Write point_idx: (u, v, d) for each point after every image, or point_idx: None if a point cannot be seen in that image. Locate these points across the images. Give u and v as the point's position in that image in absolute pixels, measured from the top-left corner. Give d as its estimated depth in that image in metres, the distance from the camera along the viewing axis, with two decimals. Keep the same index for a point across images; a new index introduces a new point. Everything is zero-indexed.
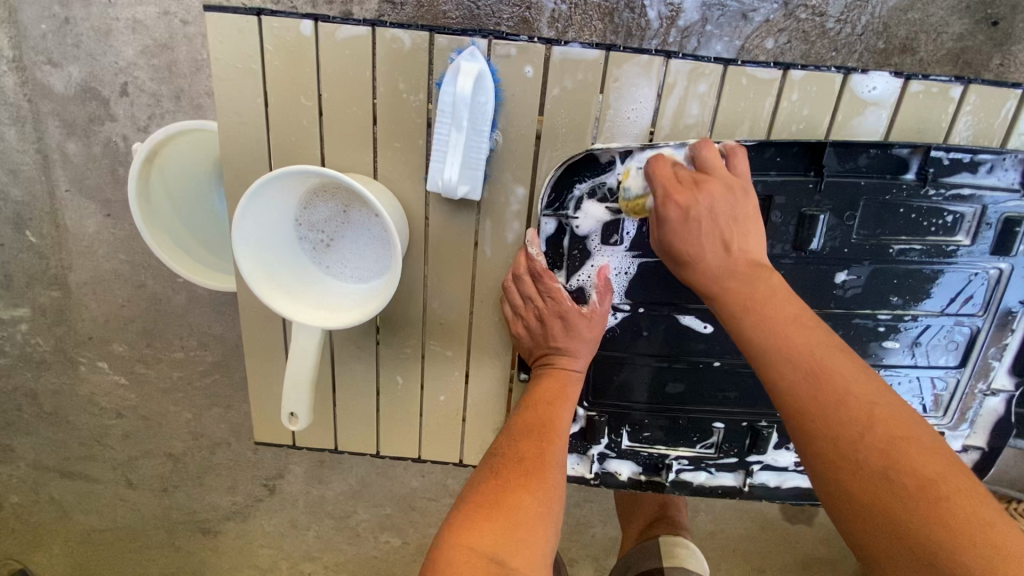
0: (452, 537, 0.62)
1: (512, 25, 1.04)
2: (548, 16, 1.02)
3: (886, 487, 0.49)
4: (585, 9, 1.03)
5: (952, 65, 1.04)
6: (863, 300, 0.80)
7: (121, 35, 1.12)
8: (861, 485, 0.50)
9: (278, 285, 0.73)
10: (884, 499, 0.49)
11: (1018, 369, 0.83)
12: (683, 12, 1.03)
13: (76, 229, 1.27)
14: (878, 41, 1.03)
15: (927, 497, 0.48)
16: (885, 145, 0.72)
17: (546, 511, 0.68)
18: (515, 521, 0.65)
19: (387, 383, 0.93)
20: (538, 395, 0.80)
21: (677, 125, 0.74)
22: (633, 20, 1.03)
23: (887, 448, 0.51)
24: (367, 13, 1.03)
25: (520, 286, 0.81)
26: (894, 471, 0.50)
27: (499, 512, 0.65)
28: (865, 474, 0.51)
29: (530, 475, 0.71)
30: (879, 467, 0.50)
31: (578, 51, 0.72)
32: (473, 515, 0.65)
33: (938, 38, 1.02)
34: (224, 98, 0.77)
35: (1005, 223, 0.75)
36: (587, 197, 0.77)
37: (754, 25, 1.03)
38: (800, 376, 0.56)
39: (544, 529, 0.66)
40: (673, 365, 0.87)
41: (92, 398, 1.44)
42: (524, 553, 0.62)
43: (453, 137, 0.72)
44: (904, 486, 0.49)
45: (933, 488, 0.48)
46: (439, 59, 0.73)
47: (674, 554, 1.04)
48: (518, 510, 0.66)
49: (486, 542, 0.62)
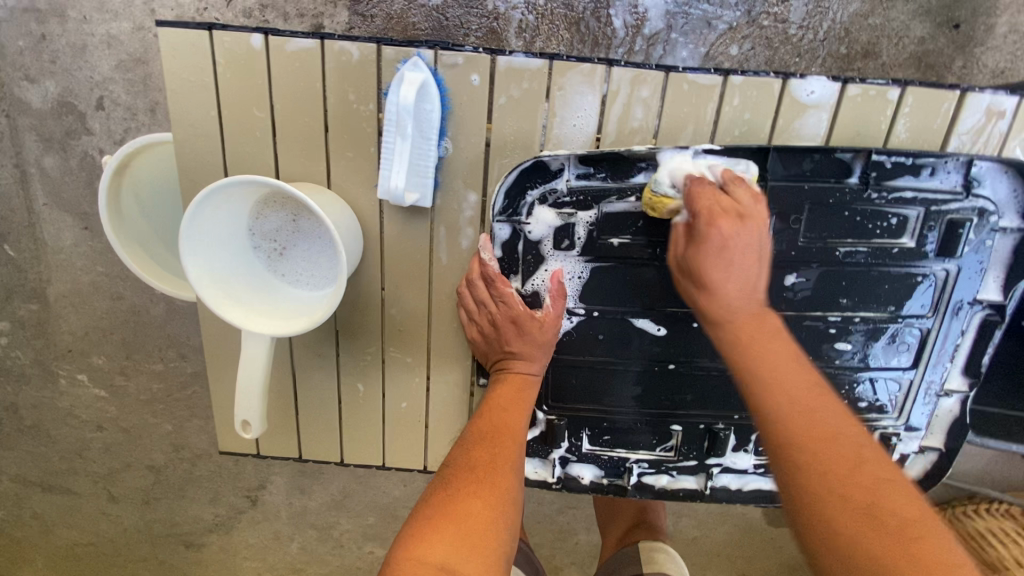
0: (407, 548, 0.63)
1: (480, 36, 1.06)
2: (515, 27, 1.05)
3: (871, 527, 0.54)
4: (551, 19, 1.05)
5: (914, 69, 1.06)
6: (812, 303, 0.80)
7: (96, 51, 1.14)
8: (848, 525, 0.54)
9: (229, 294, 0.73)
10: (868, 541, 0.53)
11: (970, 370, 0.84)
12: (649, 21, 1.05)
13: (54, 242, 1.28)
14: (841, 46, 1.06)
15: (910, 541, 0.52)
16: (827, 150, 0.73)
17: (500, 517, 0.68)
18: (468, 530, 0.65)
19: (349, 390, 0.93)
20: (492, 404, 0.81)
21: (622, 130, 0.76)
22: (599, 29, 1.05)
23: (871, 490, 0.56)
24: (337, 27, 1.05)
25: (474, 290, 0.82)
26: (878, 511, 0.55)
27: (450, 522, 0.65)
28: (853, 517, 0.55)
29: (485, 483, 0.71)
30: (866, 508, 0.55)
31: (522, 60, 0.73)
32: (428, 526, 0.65)
33: (900, 41, 1.04)
34: (180, 110, 0.78)
35: (948, 226, 0.76)
36: (540, 203, 0.78)
37: (719, 32, 1.05)
38: (795, 412, 0.61)
39: (498, 534, 0.67)
40: (631, 369, 0.87)
41: (72, 411, 1.44)
42: (476, 561, 0.63)
43: (397, 145, 0.73)
44: (889, 530, 0.53)
45: (907, 528, 0.53)
46: (387, 70, 0.74)
47: (654, 560, 1.03)
48: (470, 518, 0.66)
49: (439, 553, 0.62)
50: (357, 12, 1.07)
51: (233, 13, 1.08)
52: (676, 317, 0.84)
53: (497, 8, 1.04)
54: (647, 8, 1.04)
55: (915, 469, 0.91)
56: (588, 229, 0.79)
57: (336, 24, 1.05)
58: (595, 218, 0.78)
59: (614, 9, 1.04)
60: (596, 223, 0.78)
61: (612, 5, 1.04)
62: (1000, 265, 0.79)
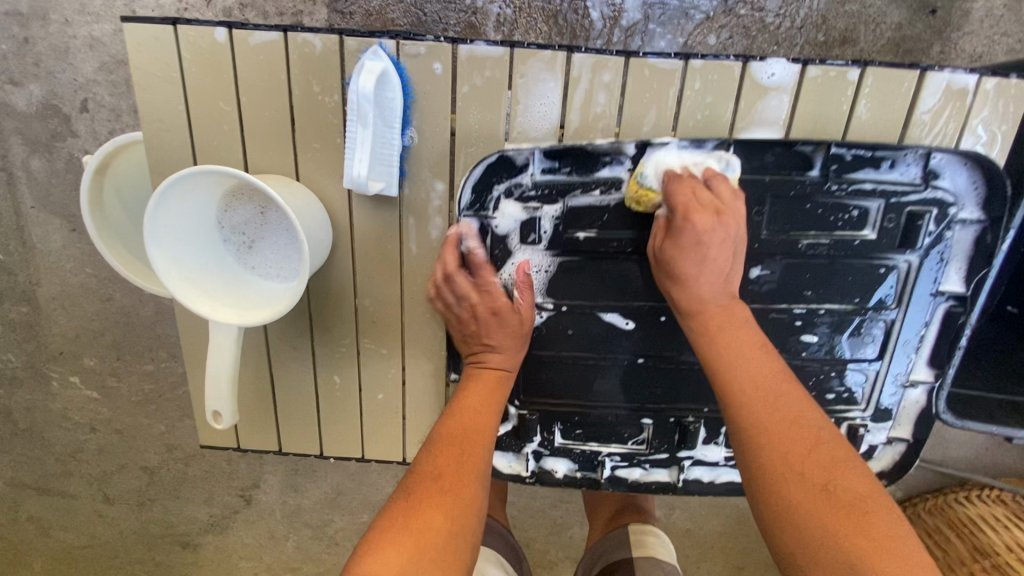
0: (365, 557, 0.61)
1: (458, 30, 1.07)
2: (493, 20, 1.05)
3: (825, 503, 0.58)
4: (529, 12, 1.05)
5: (893, 54, 1.06)
6: (777, 295, 0.80)
7: (79, 53, 1.14)
8: (804, 501, 0.58)
9: (196, 286, 0.74)
10: (820, 516, 0.57)
11: (936, 361, 0.85)
12: (626, 12, 1.05)
13: (43, 245, 1.29)
14: (819, 34, 1.06)
15: (857, 512, 0.56)
16: (789, 142, 0.74)
17: (459, 526, 0.67)
18: (428, 542, 0.64)
19: (326, 383, 0.94)
20: (460, 408, 0.79)
21: (585, 116, 0.76)
22: (577, 21, 1.06)
23: (826, 469, 0.60)
24: (316, 24, 1.06)
25: (455, 282, 0.81)
26: (832, 488, 0.59)
27: (411, 536, 0.63)
28: (808, 493, 0.59)
29: (446, 490, 0.69)
30: (821, 485, 0.59)
31: (483, 48, 0.73)
32: (387, 539, 0.63)
33: (877, 28, 1.04)
34: (149, 106, 0.79)
35: (908, 218, 0.76)
36: (506, 197, 0.79)
37: (696, 22, 1.05)
38: (759, 399, 0.65)
39: (458, 548, 0.65)
40: (599, 363, 0.87)
41: (65, 413, 1.45)
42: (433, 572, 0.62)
43: (360, 133, 0.73)
44: (838, 502, 0.57)
45: (860, 504, 0.57)
46: (351, 61, 0.75)
47: (644, 542, 1.01)
48: (430, 535, 0.64)
49: (395, 563, 0.61)
50: (336, 9, 1.07)
51: (213, 12, 1.09)
52: (643, 311, 0.84)
53: (474, 2, 1.05)
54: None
55: (884, 460, 0.92)
56: (554, 222, 0.79)
57: (315, 21, 1.06)
58: (560, 210, 0.79)
59: (591, 1, 1.05)
60: (562, 216, 0.79)
61: None
62: (962, 256, 0.80)
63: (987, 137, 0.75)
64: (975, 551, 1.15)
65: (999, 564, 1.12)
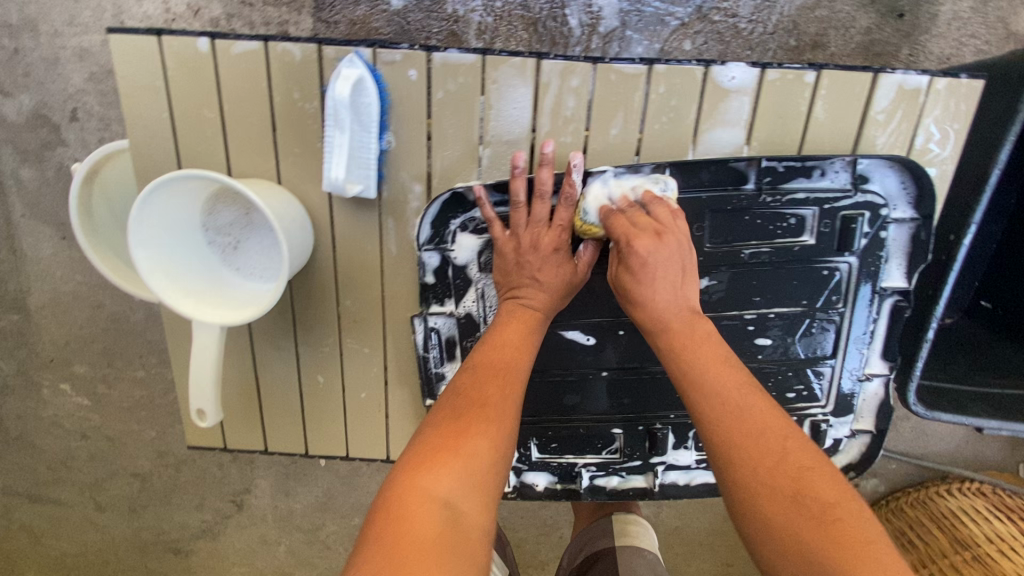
0: (404, 486, 0.60)
1: (441, 38, 1.10)
2: (474, 28, 1.08)
3: (798, 514, 0.56)
4: (509, 20, 1.09)
5: (862, 58, 1.09)
6: (727, 302, 0.84)
7: (68, 63, 1.17)
8: (776, 512, 0.57)
9: (181, 286, 0.76)
10: (794, 526, 0.56)
11: (888, 354, 0.88)
12: (603, 19, 1.09)
13: (33, 252, 1.31)
14: (790, 39, 1.09)
15: (830, 521, 0.55)
16: (722, 160, 0.77)
17: (500, 455, 0.66)
18: (473, 468, 0.63)
19: (309, 382, 0.96)
20: (500, 335, 0.77)
21: (556, 120, 0.79)
22: (556, 28, 1.09)
23: (798, 479, 0.58)
24: (301, 34, 1.09)
25: (540, 203, 0.79)
26: (804, 498, 0.57)
27: (453, 453, 0.63)
28: (780, 504, 0.57)
29: (488, 416, 0.68)
30: (793, 495, 0.57)
31: (456, 55, 0.77)
32: (428, 455, 0.63)
33: (847, 32, 1.08)
34: (134, 115, 0.81)
35: (843, 222, 0.80)
36: (461, 230, 0.84)
37: (672, 28, 1.09)
38: (727, 412, 0.64)
39: (498, 466, 0.65)
40: (565, 379, 0.92)
41: (57, 420, 1.46)
42: (478, 501, 0.61)
43: (337, 138, 0.76)
44: (810, 513, 0.56)
45: (832, 513, 0.56)
46: (329, 68, 0.78)
47: (627, 532, 1.02)
48: (473, 452, 0.64)
49: (444, 488, 0.60)
50: (321, 19, 1.10)
51: (200, 22, 1.12)
52: (602, 326, 0.89)
53: (456, 11, 1.08)
54: (601, 8, 1.08)
55: (852, 452, 0.96)
56: None
57: (301, 31, 1.09)
58: None
59: (570, 9, 1.08)
60: None
61: (567, 5, 1.08)
62: (901, 254, 0.83)
63: (940, 135, 0.79)
64: (957, 541, 1.18)
65: (979, 554, 1.14)
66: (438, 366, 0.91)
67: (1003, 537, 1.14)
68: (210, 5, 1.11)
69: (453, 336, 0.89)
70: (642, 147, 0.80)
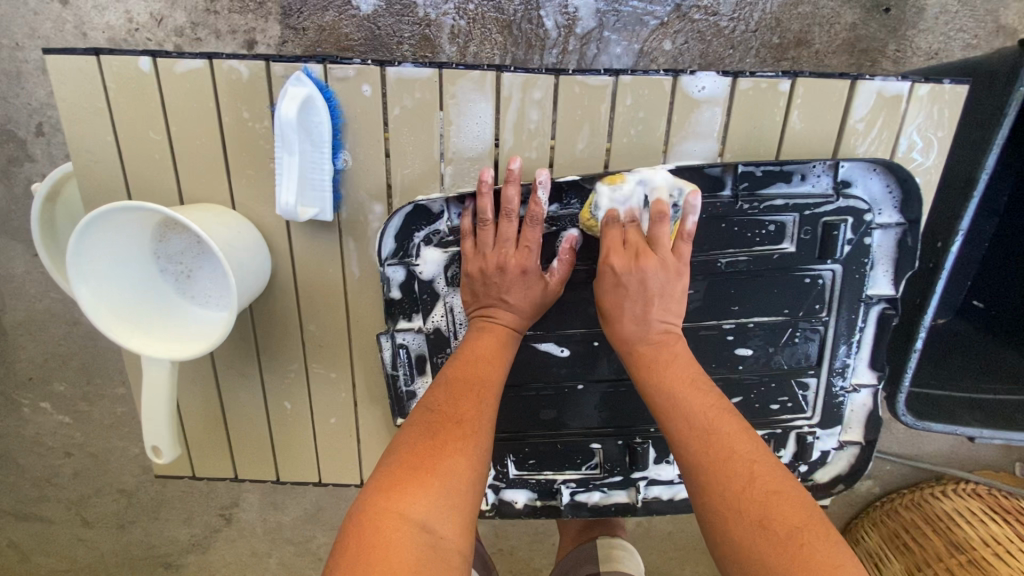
0: (382, 504, 0.57)
1: (412, 45, 1.05)
2: (446, 33, 1.04)
3: (762, 540, 0.54)
4: (482, 23, 1.04)
5: (848, 55, 1.05)
6: (704, 312, 0.81)
7: (31, 77, 1.10)
8: (741, 538, 0.55)
9: (130, 321, 0.74)
10: (759, 552, 0.53)
11: (876, 364, 0.84)
12: (580, 20, 1.04)
13: (5, 271, 1.24)
14: (773, 36, 1.04)
15: (798, 550, 0.52)
16: (696, 166, 0.73)
17: (478, 471, 0.63)
18: (450, 489, 0.60)
19: (276, 409, 0.93)
20: (474, 349, 0.74)
21: (519, 134, 0.75)
22: (531, 30, 1.05)
23: (764, 502, 0.56)
24: (268, 47, 1.06)
25: (505, 224, 0.74)
26: (768, 523, 0.54)
27: (422, 474, 0.60)
28: (746, 529, 0.55)
29: (464, 430, 0.65)
30: (757, 520, 0.55)
31: (411, 70, 0.73)
32: (395, 475, 0.60)
33: (831, 28, 1.04)
34: (81, 137, 0.77)
35: (823, 229, 0.76)
36: (425, 244, 0.79)
37: (651, 28, 1.04)
38: (697, 435, 0.62)
39: (472, 486, 0.62)
40: (542, 393, 0.88)
41: (38, 438, 1.40)
42: (455, 521, 0.59)
43: (287, 160, 0.71)
44: (777, 539, 0.53)
45: (798, 540, 0.53)
46: (279, 87, 0.74)
47: (610, 557, 0.99)
48: (443, 469, 0.61)
49: (419, 509, 0.58)
50: (288, 26, 1.05)
51: (165, 32, 1.06)
52: (576, 339, 0.85)
53: (428, 15, 1.04)
54: (578, 8, 1.03)
55: (840, 464, 0.92)
56: None
57: (268, 42, 1.06)
58: None
59: (545, 10, 1.04)
60: None
61: (542, 6, 1.03)
62: (886, 259, 0.78)
63: (924, 143, 0.75)
64: (952, 546, 1.13)
65: (974, 559, 1.09)
66: (407, 384, 0.87)
67: (998, 540, 1.10)
68: (174, 13, 1.05)
69: (423, 352, 0.85)
70: (610, 162, 0.76)
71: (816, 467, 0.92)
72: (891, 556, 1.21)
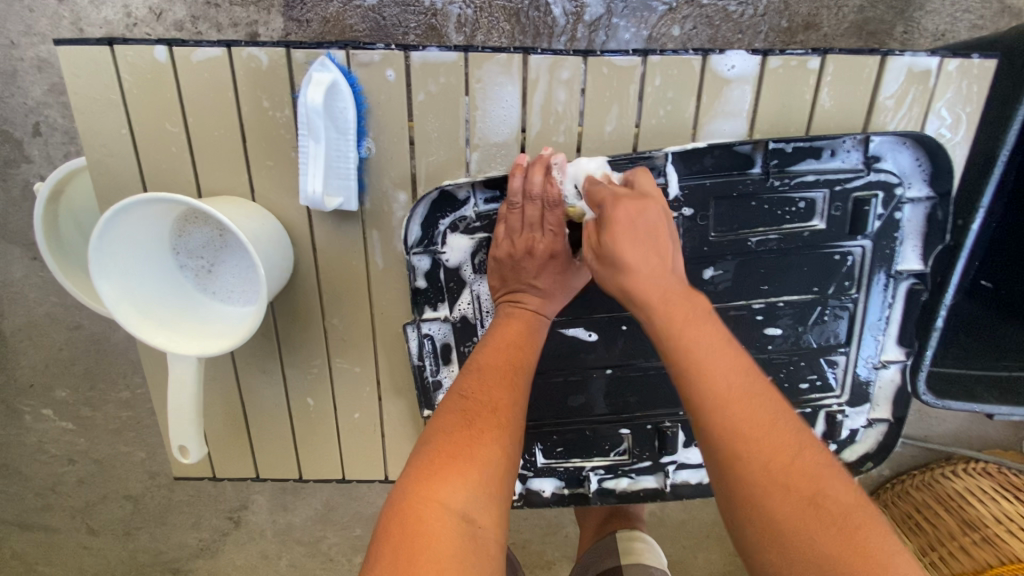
0: (419, 495, 0.55)
1: (418, 34, 1.03)
2: (453, 22, 1.02)
3: (816, 519, 0.47)
4: (490, 11, 1.02)
5: (857, 37, 1.04)
6: (734, 292, 0.80)
7: (26, 76, 1.06)
8: (791, 517, 0.48)
9: (153, 318, 0.72)
10: (811, 535, 0.47)
11: (905, 340, 0.84)
12: (588, 7, 1.02)
13: (3, 276, 1.21)
14: (781, 20, 1.03)
15: (852, 529, 0.47)
16: (726, 144, 0.72)
17: (511, 460, 0.61)
18: (487, 477, 0.58)
19: (298, 405, 0.91)
20: (501, 336, 0.72)
21: (547, 117, 0.74)
22: (539, 18, 1.02)
23: (812, 477, 0.50)
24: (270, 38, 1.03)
25: (525, 208, 0.72)
26: (821, 501, 0.48)
27: (454, 461, 0.58)
28: (796, 506, 0.48)
29: (498, 419, 0.63)
30: (808, 496, 0.49)
31: (436, 54, 0.71)
32: (430, 466, 0.58)
33: (839, 11, 1.02)
34: (93, 131, 0.75)
35: (854, 204, 0.75)
36: (451, 231, 0.77)
37: (659, 14, 1.03)
38: (733, 402, 0.53)
39: (508, 471, 0.60)
40: (570, 380, 0.87)
41: (41, 446, 1.37)
42: (494, 510, 0.57)
43: (312, 148, 0.70)
44: (829, 518, 0.47)
45: (852, 518, 0.48)
46: (300, 74, 0.72)
47: (632, 549, 0.96)
48: (477, 458, 0.59)
49: (460, 498, 0.56)
50: (291, 17, 1.03)
51: (164, 26, 1.04)
52: (604, 322, 0.84)
53: (434, 4, 1.01)
54: None
55: (868, 442, 0.92)
56: None
57: (270, 33, 1.03)
58: None
59: None
60: None
61: None
62: (916, 234, 0.78)
63: (952, 119, 0.75)
64: (965, 525, 1.14)
65: (988, 537, 1.10)
66: (434, 374, 0.85)
67: (1010, 517, 1.10)
68: (173, 7, 1.02)
69: (449, 341, 0.84)
70: (639, 145, 0.76)
71: (844, 446, 0.92)
72: (903, 536, 1.22)
